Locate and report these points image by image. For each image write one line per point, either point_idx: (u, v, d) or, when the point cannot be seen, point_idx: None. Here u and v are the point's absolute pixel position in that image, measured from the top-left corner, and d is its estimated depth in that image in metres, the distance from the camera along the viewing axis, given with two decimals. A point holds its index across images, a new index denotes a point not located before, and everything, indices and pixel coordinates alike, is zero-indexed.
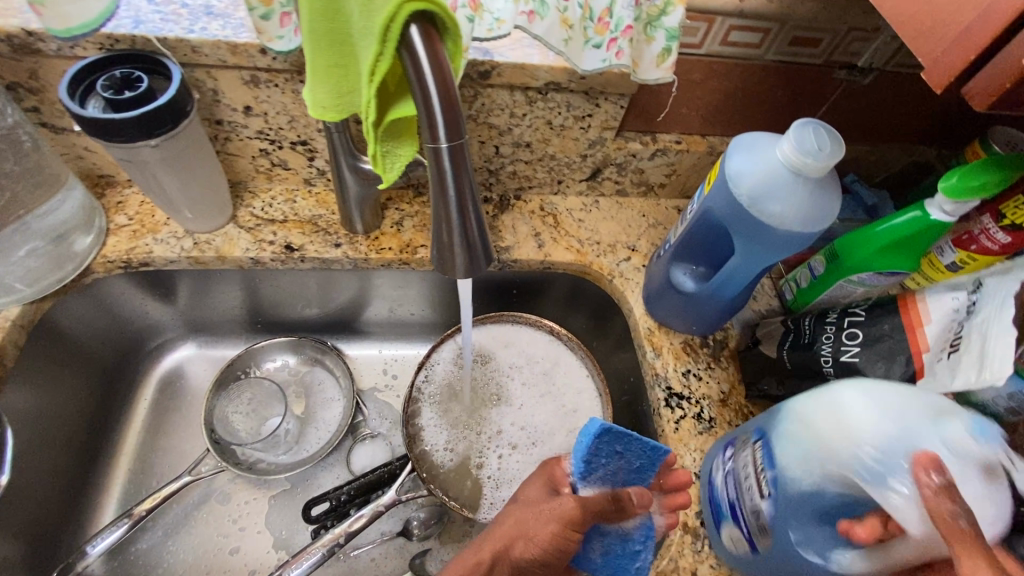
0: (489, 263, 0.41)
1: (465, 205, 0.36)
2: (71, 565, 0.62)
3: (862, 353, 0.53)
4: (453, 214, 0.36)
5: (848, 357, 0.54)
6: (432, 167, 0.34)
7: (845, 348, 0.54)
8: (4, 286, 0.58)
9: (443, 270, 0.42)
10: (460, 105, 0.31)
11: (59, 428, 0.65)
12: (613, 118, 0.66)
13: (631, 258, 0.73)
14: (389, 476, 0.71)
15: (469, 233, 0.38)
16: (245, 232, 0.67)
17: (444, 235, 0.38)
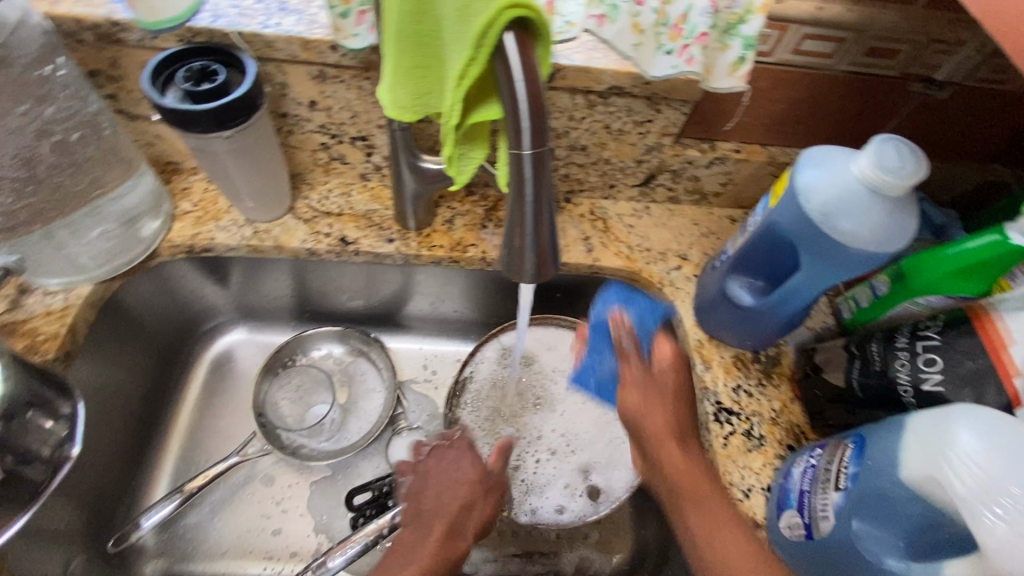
0: (557, 270, 0.41)
1: (541, 212, 0.36)
2: (126, 535, 0.65)
3: (947, 382, 0.49)
4: (529, 220, 0.36)
5: (930, 385, 0.50)
6: (513, 172, 0.34)
7: (924, 376, 0.51)
8: (76, 265, 0.60)
9: (509, 274, 0.42)
10: (549, 113, 0.31)
11: (119, 403, 0.68)
12: (673, 125, 0.65)
13: (682, 267, 0.72)
14: None
15: (541, 239, 0.38)
16: (303, 223, 0.69)
17: (516, 240, 0.38)
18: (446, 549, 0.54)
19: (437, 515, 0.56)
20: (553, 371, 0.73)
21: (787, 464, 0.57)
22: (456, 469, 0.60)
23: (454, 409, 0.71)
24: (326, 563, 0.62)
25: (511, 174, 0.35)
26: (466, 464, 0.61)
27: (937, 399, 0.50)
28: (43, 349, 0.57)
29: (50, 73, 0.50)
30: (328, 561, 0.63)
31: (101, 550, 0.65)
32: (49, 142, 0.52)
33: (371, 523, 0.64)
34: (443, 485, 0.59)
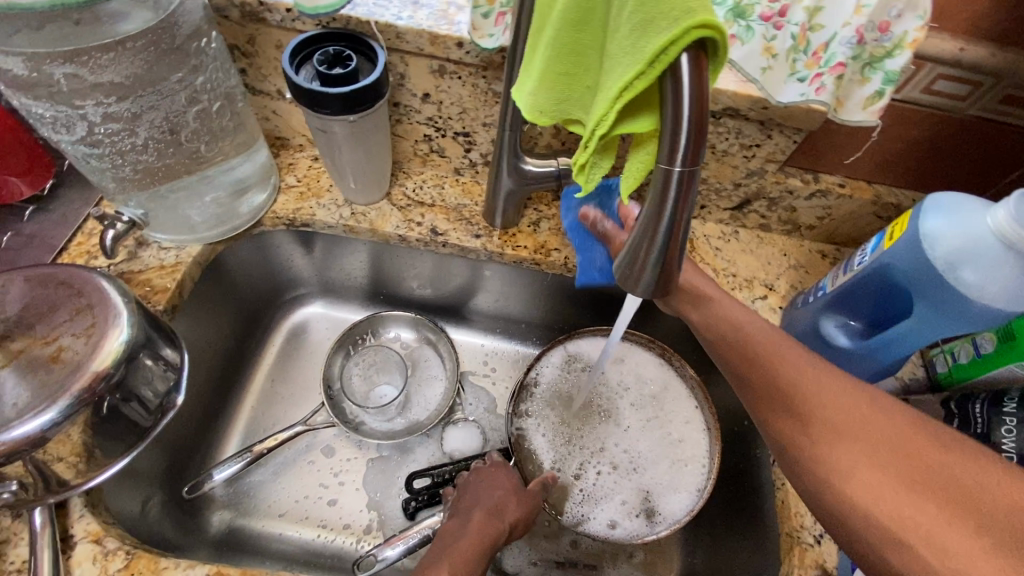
0: (671, 291, 0.40)
1: (674, 230, 0.35)
2: (200, 483, 0.68)
3: None
4: (659, 237, 0.36)
5: None
6: (657, 189, 0.34)
7: None
8: (189, 225, 0.64)
9: (619, 288, 0.42)
10: (709, 133, 0.31)
11: (207, 358, 0.71)
12: (780, 151, 0.64)
13: (767, 297, 0.70)
14: None
15: (668, 258, 0.37)
16: (397, 209, 0.71)
17: (638, 255, 0.38)
18: (485, 532, 0.56)
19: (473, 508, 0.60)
20: (618, 384, 0.73)
21: None
22: (492, 480, 0.64)
23: (516, 411, 0.71)
24: (384, 551, 0.63)
25: (652, 189, 0.34)
26: (501, 478, 0.64)
27: None
28: (155, 300, 0.61)
29: (204, 45, 0.53)
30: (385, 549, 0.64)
31: (177, 496, 0.68)
32: (193, 110, 0.55)
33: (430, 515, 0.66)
34: (481, 491, 0.62)
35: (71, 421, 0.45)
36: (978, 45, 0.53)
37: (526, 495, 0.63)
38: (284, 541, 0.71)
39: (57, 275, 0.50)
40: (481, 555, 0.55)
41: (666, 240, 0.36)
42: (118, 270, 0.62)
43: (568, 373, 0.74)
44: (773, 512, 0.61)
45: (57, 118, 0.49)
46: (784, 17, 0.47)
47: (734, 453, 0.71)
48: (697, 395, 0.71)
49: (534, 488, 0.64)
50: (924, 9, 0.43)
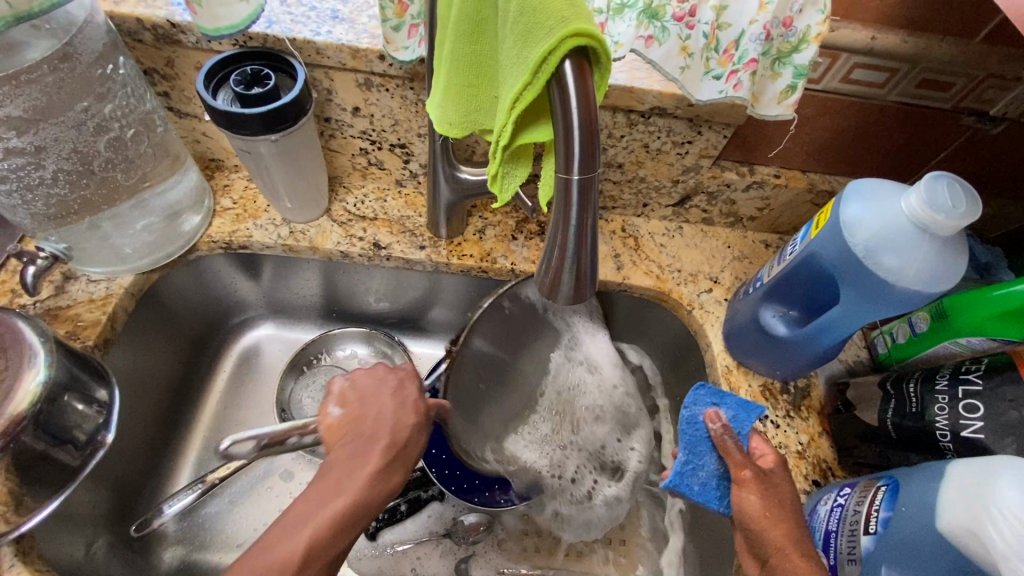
0: (594, 294, 0.40)
1: (583, 236, 0.35)
2: (149, 520, 0.65)
3: (988, 429, 0.47)
4: (570, 244, 0.36)
5: (969, 432, 0.48)
6: (559, 197, 0.34)
7: (964, 422, 0.48)
8: (119, 255, 0.62)
9: (544, 294, 0.42)
10: (601, 140, 0.31)
11: (149, 390, 0.69)
12: (714, 147, 0.64)
13: (713, 290, 0.71)
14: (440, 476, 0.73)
15: (583, 264, 0.37)
16: (338, 225, 0.70)
17: (554, 262, 0.38)
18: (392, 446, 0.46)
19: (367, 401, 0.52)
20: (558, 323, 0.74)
21: (812, 501, 0.56)
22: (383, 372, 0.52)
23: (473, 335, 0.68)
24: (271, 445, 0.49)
25: (556, 199, 0.34)
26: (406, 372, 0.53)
27: (977, 447, 0.47)
28: (83, 336, 0.58)
29: (111, 72, 0.52)
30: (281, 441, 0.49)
31: (124, 534, 0.65)
32: (105, 139, 0.53)
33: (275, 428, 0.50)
34: (376, 391, 0.50)
35: None
36: (887, 34, 0.54)
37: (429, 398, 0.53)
38: None
39: None
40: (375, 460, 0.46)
41: (575, 247, 0.36)
42: (44, 308, 0.60)
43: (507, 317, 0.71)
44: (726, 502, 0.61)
45: None
46: (694, 17, 0.47)
47: None
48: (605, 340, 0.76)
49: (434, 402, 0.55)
50: (824, 3, 0.43)
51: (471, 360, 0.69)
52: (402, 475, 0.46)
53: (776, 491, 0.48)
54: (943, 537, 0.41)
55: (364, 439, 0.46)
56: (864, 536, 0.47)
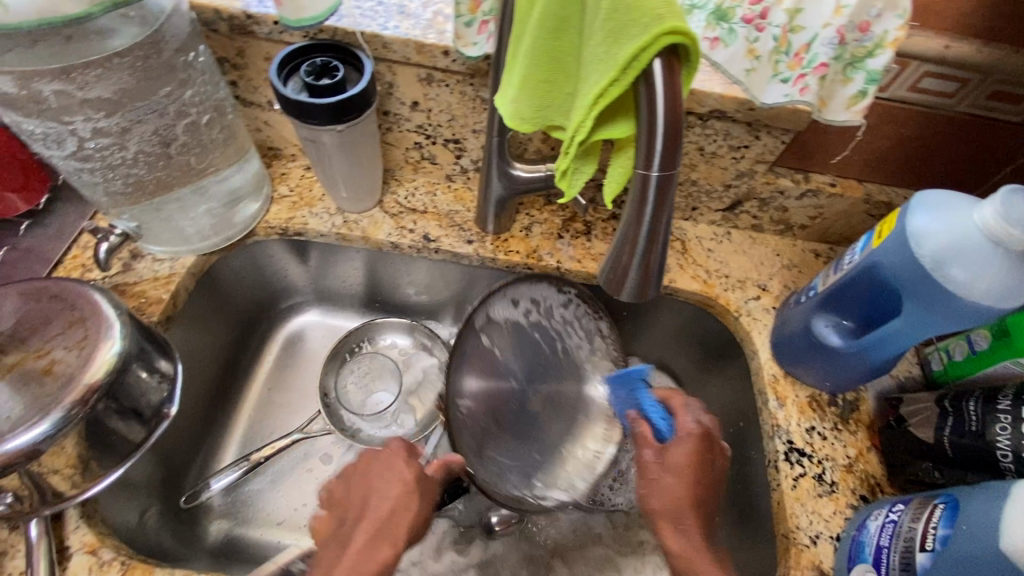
0: (658, 291, 0.40)
1: (655, 234, 0.36)
2: (197, 493, 0.68)
3: None
4: (641, 240, 0.36)
5: None
6: (636, 193, 0.34)
7: None
8: (183, 237, 0.65)
9: (608, 289, 0.42)
10: (684, 139, 0.31)
11: (203, 368, 0.72)
12: (770, 152, 0.64)
13: (760, 298, 0.70)
14: None
15: (653, 259, 0.38)
16: (389, 217, 0.71)
17: (623, 257, 0.39)
18: (368, 551, 0.46)
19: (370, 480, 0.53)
20: (557, 329, 0.64)
21: (860, 516, 0.55)
22: (387, 466, 0.52)
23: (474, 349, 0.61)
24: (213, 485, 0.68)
25: (631, 196, 0.35)
26: (397, 465, 0.52)
27: None
28: (149, 312, 0.61)
29: (192, 59, 0.54)
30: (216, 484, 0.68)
31: (175, 505, 0.68)
32: (183, 123, 0.55)
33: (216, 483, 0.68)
34: (368, 486, 0.51)
35: (65, 433, 0.45)
36: (962, 42, 0.53)
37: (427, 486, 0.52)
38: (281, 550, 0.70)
39: (50, 288, 0.50)
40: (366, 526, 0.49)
41: (646, 244, 0.36)
42: (113, 283, 0.63)
43: (502, 349, 0.62)
44: (768, 511, 0.60)
45: (48, 134, 0.49)
46: (765, 19, 0.47)
47: None
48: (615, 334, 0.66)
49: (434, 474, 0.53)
50: (904, 8, 0.42)
51: (460, 374, 0.59)
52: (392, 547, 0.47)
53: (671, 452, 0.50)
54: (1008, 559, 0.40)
55: (352, 525, 0.49)
56: (919, 553, 0.46)
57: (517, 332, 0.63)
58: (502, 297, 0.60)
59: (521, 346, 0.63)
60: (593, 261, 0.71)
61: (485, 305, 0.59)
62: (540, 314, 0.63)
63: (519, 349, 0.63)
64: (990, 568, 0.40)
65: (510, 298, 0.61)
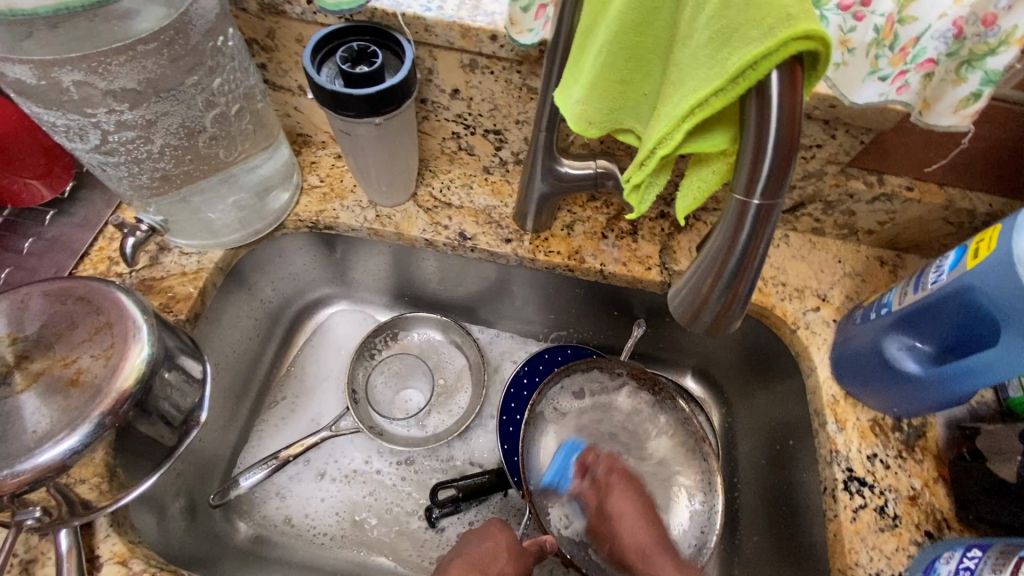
0: (737, 324, 0.37)
1: (745, 266, 0.32)
2: (227, 490, 0.67)
3: None
4: (728, 271, 0.33)
5: None
6: (730, 220, 0.30)
7: None
8: (210, 230, 0.61)
9: (678, 319, 0.39)
10: (796, 166, 0.28)
11: (231, 361, 0.71)
12: (845, 152, 0.58)
13: (820, 309, 0.65)
14: (496, 482, 0.69)
15: (739, 291, 0.34)
16: (423, 212, 0.67)
17: (701, 288, 0.35)
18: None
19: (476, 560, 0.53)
20: (622, 406, 0.68)
21: (927, 556, 0.51)
22: (483, 532, 0.56)
23: (535, 419, 0.65)
24: (240, 481, 0.67)
25: (722, 222, 0.31)
26: (494, 532, 0.56)
27: None
28: (176, 309, 0.59)
29: (221, 44, 0.50)
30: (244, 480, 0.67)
31: (204, 503, 0.67)
32: (212, 113, 0.52)
33: (254, 474, 0.68)
34: (466, 545, 0.55)
35: (95, 446, 0.43)
36: None
37: (524, 557, 0.54)
38: (310, 551, 0.68)
39: (76, 289, 0.48)
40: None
41: (734, 275, 0.33)
42: (139, 278, 0.60)
43: (570, 449, 0.66)
44: (820, 541, 0.57)
45: (70, 127, 0.46)
46: (867, 7, 0.41)
47: (773, 470, 0.68)
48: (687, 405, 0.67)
49: (529, 546, 0.55)
50: None
51: (533, 457, 0.64)
52: None
53: (619, 500, 0.60)
54: None
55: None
56: None
57: (581, 426, 0.67)
58: (562, 391, 0.67)
59: (589, 431, 0.67)
60: (639, 264, 0.66)
61: (542, 398, 0.66)
62: (598, 398, 0.69)
63: (589, 440, 0.67)
64: None
65: (564, 387, 0.68)
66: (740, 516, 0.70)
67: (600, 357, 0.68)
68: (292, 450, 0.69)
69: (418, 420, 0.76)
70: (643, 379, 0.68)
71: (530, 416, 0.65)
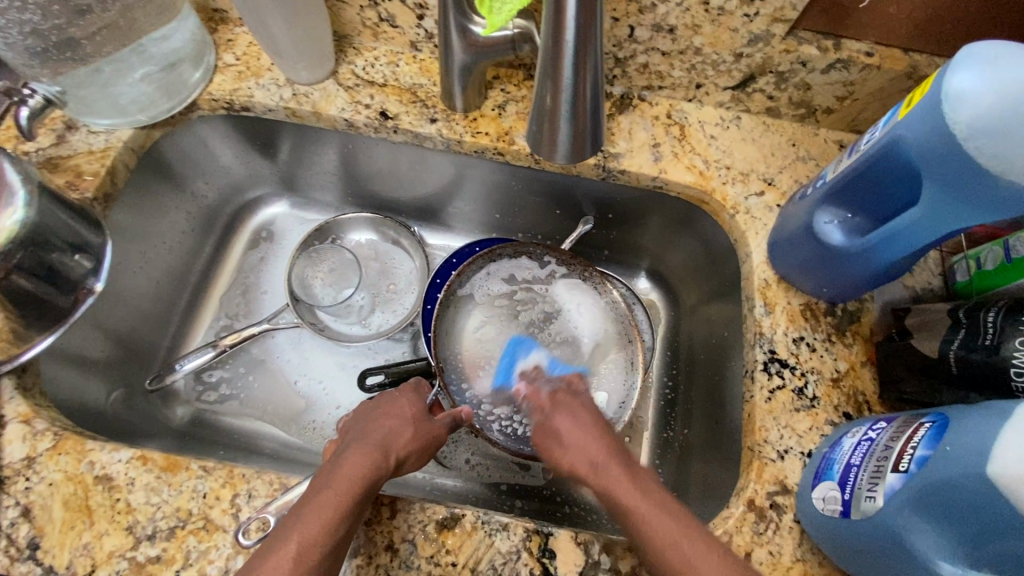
0: (586, 143, 0.49)
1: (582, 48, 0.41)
2: (164, 375, 0.68)
3: None
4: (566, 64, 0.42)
5: None
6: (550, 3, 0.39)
7: None
8: (119, 108, 0.59)
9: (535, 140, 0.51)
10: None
11: (161, 253, 0.70)
12: (792, 6, 0.52)
13: (764, 194, 0.61)
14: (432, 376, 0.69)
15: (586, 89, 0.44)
16: (343, 90, 0.64)
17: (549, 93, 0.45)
18: (366, 468, 0.46)
19: (376, 426, 0.52)
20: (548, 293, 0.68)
21: (837, 433, 0.49)
22: (386, 410, 0.54)
23: (454, 300, 0.66)
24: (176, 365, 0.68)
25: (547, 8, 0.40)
26: (403, 403, 0.56)
27: None
28: (83, 187, 0.57)
29: None
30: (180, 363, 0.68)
31: (141, 387, 0.69)
32: None
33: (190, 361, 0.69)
34: (367, 426, 0.52)
35: None
36: None
37: (425, 429, 0.54)
38: (249, 436, 0.70)
39: None
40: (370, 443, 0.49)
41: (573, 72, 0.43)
42: (45, 156, 0.59)
43: (494, 331, 0.66)
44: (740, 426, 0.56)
45: None
46: None
47: (710, 364, 0.66)
48: (621, 297, 0.67)
49: (443, 417, 0.56)
50: None
51: (445, 338, 0.64)
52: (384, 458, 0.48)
53: (560, 417, 0.53)
54: (981, 474, 0.33)
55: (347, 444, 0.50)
56: (889, 473, 0.40)
57: (509, 309, 0.67)
58: (487, 277, 0.67)
59: (514, 316, 0.67)
60: None
61: (464, 281, 0.66)
62: (528, 284, 0.68)
63: (514, 325, 0.66)
64: (955, 494, 0.34)
65: (491, 273, 0.67)
66: (678, 412, 0.70)
67: (527, 243, 0.67)
68: (227, 342, 0.70)
69: (360, 317, 0.76)
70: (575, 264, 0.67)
71: (447, 296, 0.65)
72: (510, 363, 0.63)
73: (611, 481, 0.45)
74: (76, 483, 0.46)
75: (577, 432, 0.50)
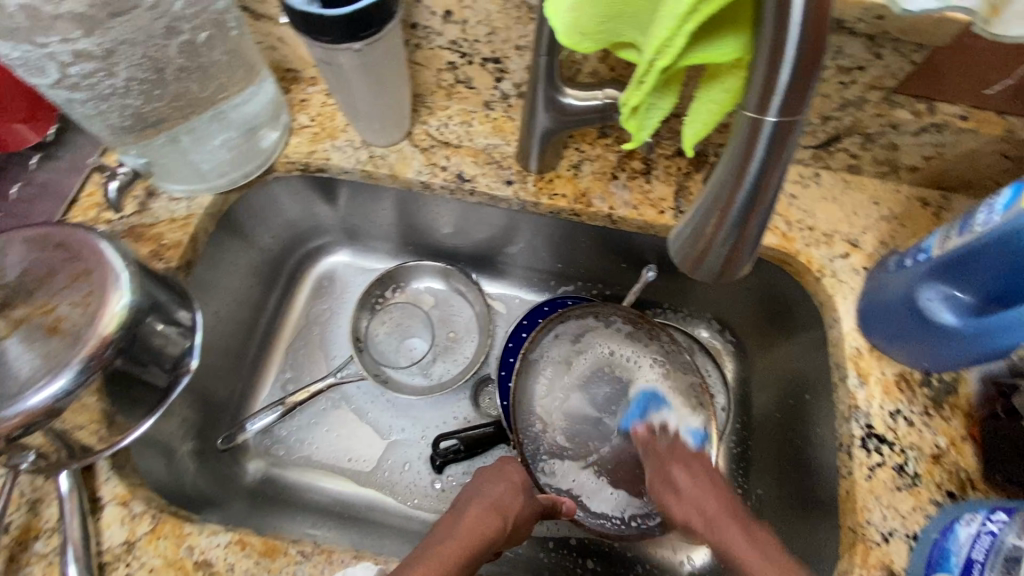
0: (742, 269, 0.42)
1: (758, 195, 0.36)
2: (235, 434, 0.68)
3: None
4: (738, 204, 0.37)
5: None
6: (741, 136, 0.34)
7: None
8: (199, 174, 0.59)
9: (680, 260, 0.43)
10: (811, 85, 0.31)
11: (234, 310, 0.70)
12: (892, 76, 0.51)
13: (849, 256, 0.60)
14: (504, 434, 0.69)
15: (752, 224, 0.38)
16: (419, 151, 0.63)
17: (705, 229, 0.40)
18: (480, 529, 0.48)
19: (489, 486, 0.53)
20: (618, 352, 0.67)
21: (945, 517, 0.48)
22: (497, 473, 0.55)
23: (526, 366, 0.65)
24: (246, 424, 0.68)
25: (735, 139, 0.35)
26: (509, 471, 0.56)
27: None
28: (166, 256, 0.58)
29: None
30: (249, 422, 0.68)
31: (213, 446, 0.68)
32: (177, 42, 0.48)
33: (259, 421, 0.68)
34: (479, 485, 0.54)
35: (85, 390, 0.43)
36: None
37: (532, 499, 0.54)
38: (317, 493, 0.70)
39: (53, 236, 0.46)
40: (485, 503, 0.51)
41: (744, 208, 0.37)
42: (128, 225, 0.59)
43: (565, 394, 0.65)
44: (832, 500, 0.54)
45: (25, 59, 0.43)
46: None
47: (787, 424, 0.65)
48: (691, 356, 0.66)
49: (544, 500, 0.56)
50: None
51: (519, 405, 0.64)
52: (500, 524, 0.49)
53: (677, 473, 0.53)
54: None
55: (460, 506, 0.52)
56: None
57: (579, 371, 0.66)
58: (556, 340, 0.66)
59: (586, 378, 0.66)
60: (652, 208, 0.62)
61: (535, 346, 0.65)
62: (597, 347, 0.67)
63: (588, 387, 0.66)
64: None
65: (559, 335, 0.66)
66: (749, 467, 0.69)
67: (595, 303, 0.66)
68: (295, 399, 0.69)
69: (424, 370, 0.75)
70: (644, 327, 0.66)
71: (521, 361, 0.64)
72: (644, 410, 0.62)
73: (731, 541, 0.46)
74: (177, 569, 0.46)
75: (696, 486, 0.51)
